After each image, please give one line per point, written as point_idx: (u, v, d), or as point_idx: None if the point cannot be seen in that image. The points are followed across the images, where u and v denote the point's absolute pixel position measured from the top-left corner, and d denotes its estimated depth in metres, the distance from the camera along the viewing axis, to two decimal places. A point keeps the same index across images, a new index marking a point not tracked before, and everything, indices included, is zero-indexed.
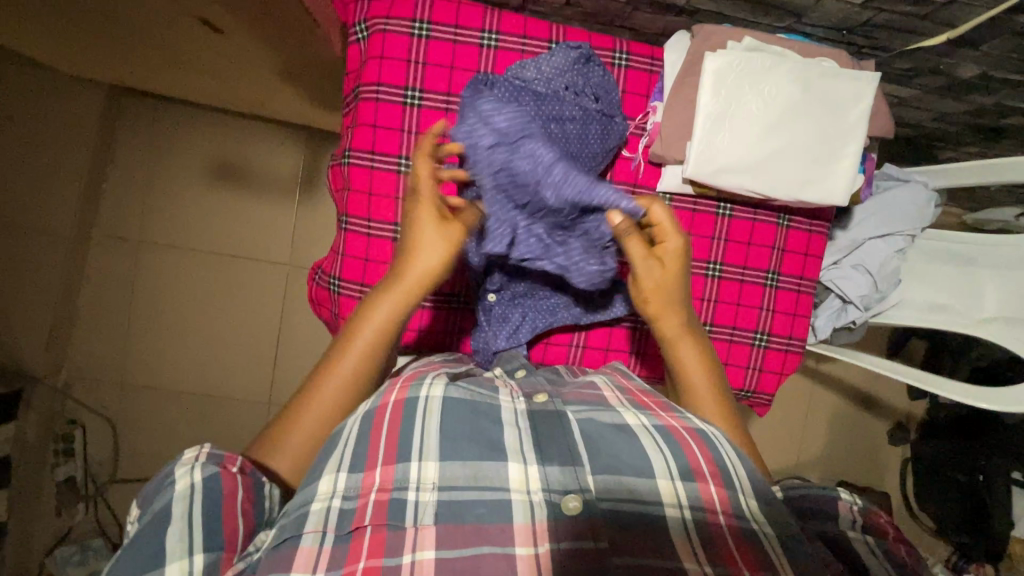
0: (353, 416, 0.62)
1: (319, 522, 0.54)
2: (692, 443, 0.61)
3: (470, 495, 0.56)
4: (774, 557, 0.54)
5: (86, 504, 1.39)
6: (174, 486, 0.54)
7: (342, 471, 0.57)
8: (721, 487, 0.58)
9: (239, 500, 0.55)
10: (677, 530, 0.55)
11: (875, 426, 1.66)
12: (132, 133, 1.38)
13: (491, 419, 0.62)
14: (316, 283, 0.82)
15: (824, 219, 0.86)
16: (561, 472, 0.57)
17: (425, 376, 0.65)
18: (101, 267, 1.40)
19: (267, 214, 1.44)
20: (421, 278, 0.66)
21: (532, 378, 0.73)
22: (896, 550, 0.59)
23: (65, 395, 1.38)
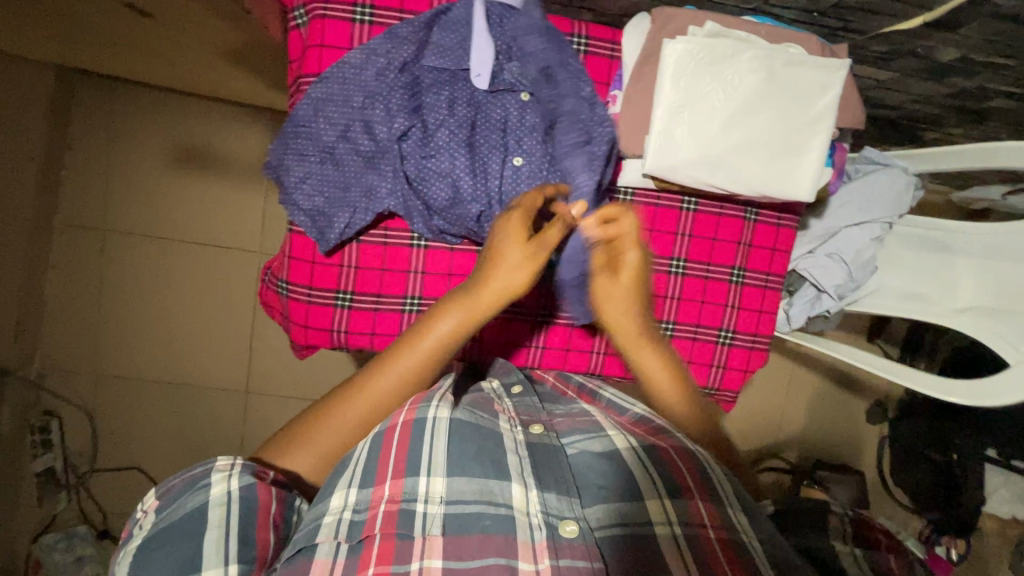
0: (365, 440, 0.62)
1: (330, 533, 0.53)
2: (682, 465, 0.61)
3: (473, 509, 0.55)
4: (764, 567, 0.53)
5: (69, 493, 1.40)
6: (208, 492, 0.53)
7: (353, 487, 0.56)
8: (709, 504, 0.58)
9: (272, 513, 0.54)
10: (668, 544, 0.53)
11: (853, 405, 1.66)
12: (88, 116, 1.33)
13: (493, 443, 0.60)
14: (266, 285, 0.81)
15: (794, 212, 0.82)
16: (558, 499, 0.56)
17: (432, 397, 0.64)
18: (65, 256, 1.37)
19: (234, 198, 1.39)
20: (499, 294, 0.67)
21: (528, 401, 0.70)
22: None
23: (40, 386, 1.38)
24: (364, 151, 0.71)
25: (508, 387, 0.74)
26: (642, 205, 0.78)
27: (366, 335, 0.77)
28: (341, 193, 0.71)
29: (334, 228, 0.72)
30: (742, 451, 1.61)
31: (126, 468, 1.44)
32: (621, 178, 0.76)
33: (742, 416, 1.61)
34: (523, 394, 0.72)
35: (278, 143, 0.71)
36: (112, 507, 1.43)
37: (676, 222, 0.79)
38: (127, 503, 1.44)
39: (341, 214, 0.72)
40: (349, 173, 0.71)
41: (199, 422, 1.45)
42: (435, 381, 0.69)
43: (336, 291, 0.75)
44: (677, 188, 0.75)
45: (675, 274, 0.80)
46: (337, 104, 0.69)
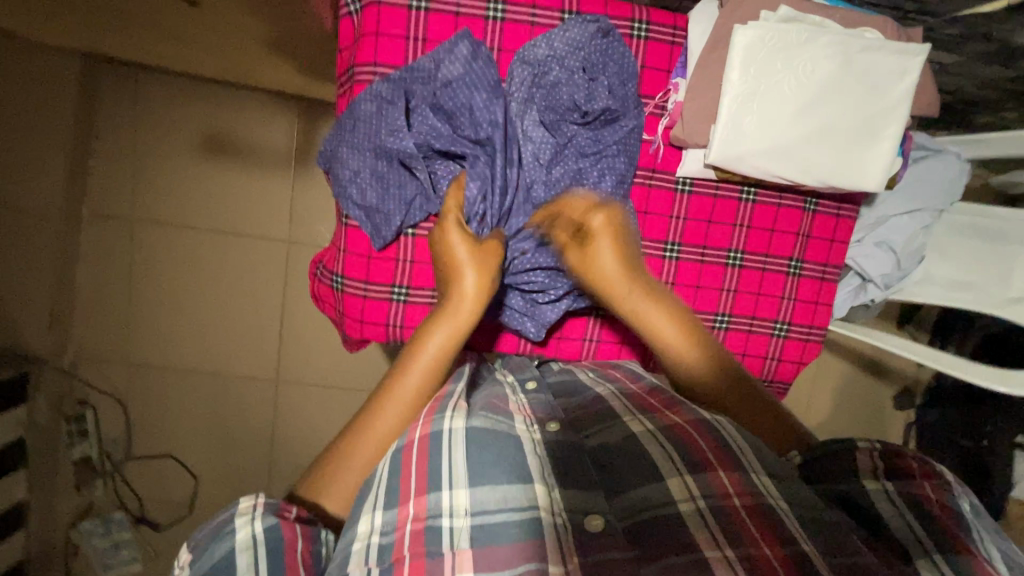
0: (383, 460, 0.59)
1: (360, 560, 0.49)
2: (700, 437, 0.58)
3: (499, 516, 0.51)
4: (799, 534, 0.48)
5: (104, 480, 1.42)
6: (233, 536, 0.49)
7: (378, 509, 0.53)
8: (731, 472, 0.54)
9: (299, 552, 0.50)
10: (696, 524, 0.49)
11: (878, 391, 1.65)
12: (114, 103, 1.30)
13: (512, 442, 0.57)
14: (318, 279, 0.82)
15: (854, 202, 0.81)
16: (582, 495, 0.53)
17: (446, 407, 0.62)
18: (93, 245, 1.36)
19: (263, 186, 1.38)
20: (465, 305, 0.68)
21: (542, 398, 0.69)
22: (922, 494, 0.52)
23: (73, 376, 1.39)
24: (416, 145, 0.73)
25: (523, 383, 0.74)
26: (700, 195, 0.78)
27: None
28: (394, 186, 0.73)
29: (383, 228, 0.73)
30: None
31: (158, 456, 1.45)
32: (681, 168, 0.76)
33: None
34: (538, 391, 0.71)
35: (335, 134, 0.74)
36: (147, 494, 1.45)
37: (735, 214, 0.79)
38: (161, 490, 1.46)
39: (394, 209, 0.74)
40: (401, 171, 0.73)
41: (229, 410, 1.45)
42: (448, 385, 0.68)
43: (392, 284, 0.76)
44: (737, 178, 0.75)
45: (733, 266, 0.80)
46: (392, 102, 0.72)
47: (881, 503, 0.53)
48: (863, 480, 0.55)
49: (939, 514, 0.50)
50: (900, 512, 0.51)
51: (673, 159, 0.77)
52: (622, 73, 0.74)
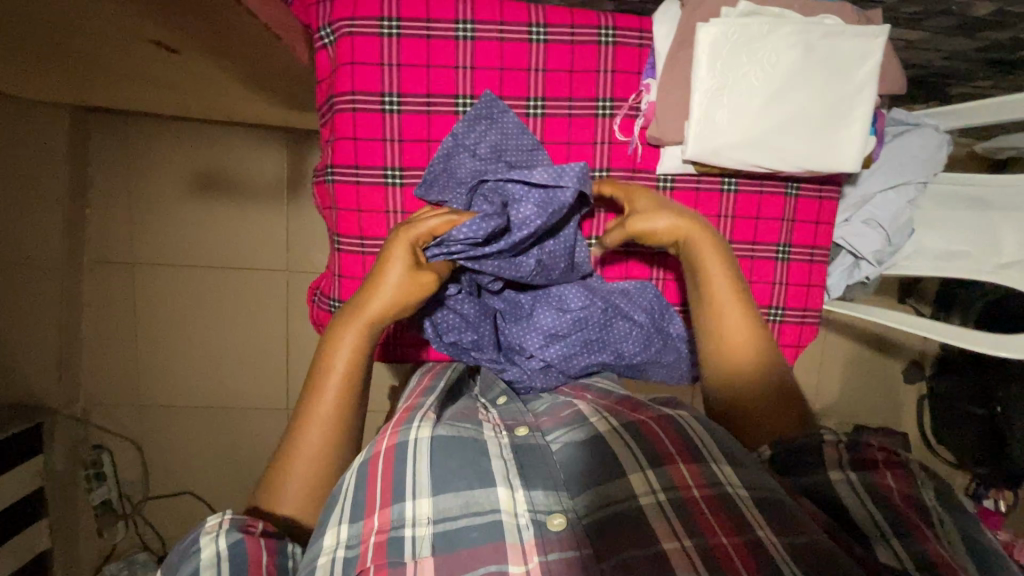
0: (351, 468, 0.64)
1: (326, 574, 0.53)
2: (663, 433, 0.64)
3: (462, 523, 0.56)
4: (753, 517, 0.54)
5: (125, 522, 1.44)
6: (199, 556, 0.53)
7: (344, 522, 0.57)
8: (691, 466, 0.59)
9: (264, 562, 0.54)
10: (656, 517, 0.55)
11: (889, 367, 1.64)
12: (106, 152, 1.34)
13: (479, 451, 0.63)
14: (316, 305, 0.85)
15: (836, 183, 0.82)
16: (546, 495, 0.58)
17: (414, 417, 0.67)
18: (96, 292, 1.39)
19: (256, 220, 1.40)
20: (378, 310, 0.70)
21: (514, 406, 0.74)
22: (884, 483, 0.57)
23: (86, 423, 1.41)
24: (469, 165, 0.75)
25: (493, 398, 0.77)
26: (682, 191, 0.79)
27: None
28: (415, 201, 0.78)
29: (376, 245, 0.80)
30: None
31: (175, 494, 1.47)
32: (660, 166, 0.78)
33: None
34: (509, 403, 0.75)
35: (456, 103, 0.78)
36: (168, 532, 1.47)
37: (718, 205, 0.80)
38: (181, 527, 1.47)
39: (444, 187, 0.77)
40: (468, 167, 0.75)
41: (241, 443, 1.47)
42: (420, 400, 0.73)
43: None
44: (716, 170, 0.76)
45: None
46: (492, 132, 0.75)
47: (842, 491, 0.58)
48: (829, 471, 0.60)
49: (900, 502, 0.55)
50: (861, 499, 0.57)
51: (651, 158, 0.79)
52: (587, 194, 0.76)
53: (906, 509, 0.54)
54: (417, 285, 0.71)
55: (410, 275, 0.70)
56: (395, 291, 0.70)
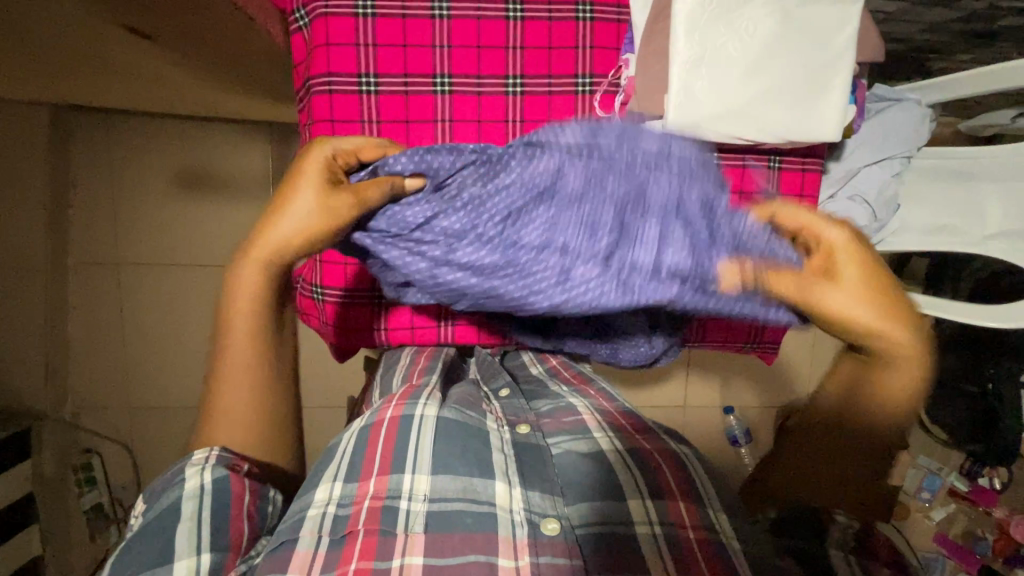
0: (349, 434, 0.68)
1: (314, 526, 0.56)
2: (665, 466, 0.66)
3: (457, 506, 0.59)
4: (741, 565, 0.55)
5: (117, 526, 1.42)
6: (183, 485, 0.56)
7: (338, 480, 0.61)
8: (689, 505, 0.61)
9: (245, 504, 0.58)
10: (649, 548, 0.57)
11: None
12: (86, 151, 1.31)
13: (482, 441, 0.66)
14: (298, 292, 0.89)
15: (817, 155, 0.82)
16: (542, 497, 0.61)
17: (420, 395, 0.70)
18: (81, 294, 1.36)
19: (243, 216, 1.38)
20: (278, 243, 0.59)
21: (514, 403, 0.77)
22: (878, 570, 0.56)
23: (75, 426, 1.39)
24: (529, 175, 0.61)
25: (495, 391, 0.81)
26: None
27: (402, 328, 0.90)
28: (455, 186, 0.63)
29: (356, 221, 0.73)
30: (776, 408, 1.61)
31: None
32: None
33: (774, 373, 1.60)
34: (510, 397, 0.79)
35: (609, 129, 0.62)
36: None
37: None
38: None
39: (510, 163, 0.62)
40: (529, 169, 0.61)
41: None
42: (421, 380, 0.77)
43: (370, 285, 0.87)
44: None
45: None
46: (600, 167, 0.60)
47: (837, 565, 0.56)
48: (827, 546, 0.59)
49: None
50: (852, 570, 0.55)
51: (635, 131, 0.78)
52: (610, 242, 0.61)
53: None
54: (331, 205, 0.57)
55: (320, 198, 0.58)
56: (306, 214, 0.58)
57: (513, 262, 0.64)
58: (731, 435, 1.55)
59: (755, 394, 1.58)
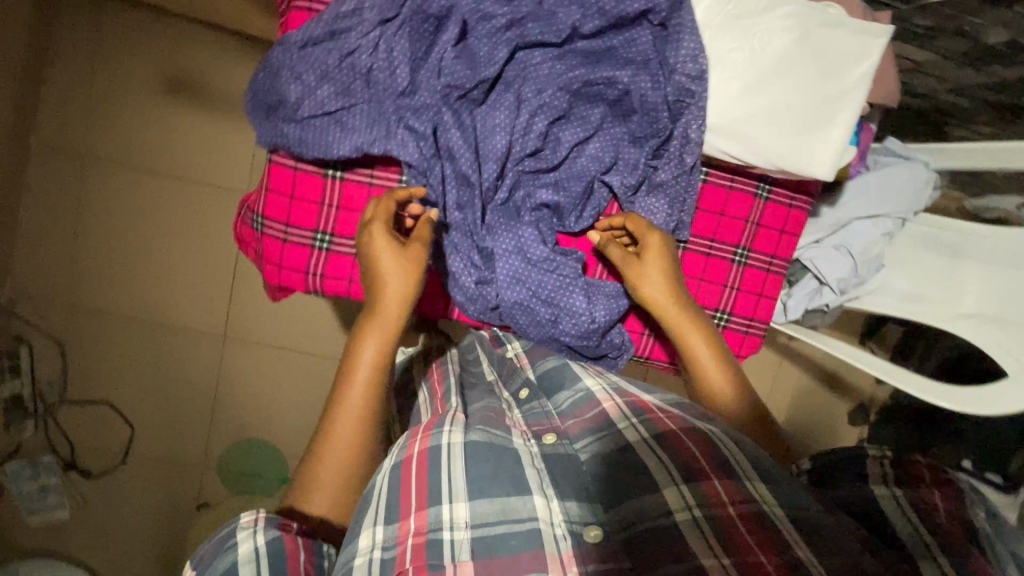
0: (382, 470, 0.65)
1: (364, 573, 0.55)
2: (690, 443, 0.61)
3: (500, 529, 0.57)
4: (793, 540, 0.52)
5: (35, 422, 1.37)
6: (237, 550, 0.55)
7: (380, 523, 0.59)
8: (725, 481, 0.57)
9: (301, 561, 0.56)
10: (694, 533, 0.53)
11: (837, 407, 1.63)
12: (75, 30, 1.24)
13: (514, 459, 0.62)
14: (241, 219, 0.79)
15: (807, 194, 0.80)
16: (579, 507, 0.59)
17: (444, 423, 0.67)
18: (40, 176, 1.29)
19: (226, 134, 1.32)
20: (397, 303, 0.70)
21: (536, 408, 0.72)
22: (932, 502, 0.61)
23: (9, 312, 1.33)
24: (479, 60, 0.70)
25: (515, 395, 0.76)
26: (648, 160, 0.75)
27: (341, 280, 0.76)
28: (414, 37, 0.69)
29: (287, 88, 0.69)
30: None
31: (95, 403, 1.40)
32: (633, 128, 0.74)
33: None
34: (531, 400, 0.74)
35: (557, 63, 0.72)
36: (80, 441, 1.40)
37: None
38: (95, 438, 1.41)
39: (480, 48, 0.69)
40: (481, 55, 0.69)
41: (173, 363, 1.41)
42: (446, 405, 0.75)
43: (314, 230, 0.74)
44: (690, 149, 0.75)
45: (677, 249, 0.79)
46: (542, 76, 0.72)
47: (887, 505, 0.62)
48: (874, 488, 0.64)
49: (943, 519, 0.58)
50: (904, 513, 0.60)
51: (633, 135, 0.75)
52: (544, 107, 0.72)
53: (955, 531, 0.57)
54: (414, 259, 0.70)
55: (399, 259, 0.69)
56: (401, 277, 0.70)
57: (438, 99, 0.70)
58: None
59: None
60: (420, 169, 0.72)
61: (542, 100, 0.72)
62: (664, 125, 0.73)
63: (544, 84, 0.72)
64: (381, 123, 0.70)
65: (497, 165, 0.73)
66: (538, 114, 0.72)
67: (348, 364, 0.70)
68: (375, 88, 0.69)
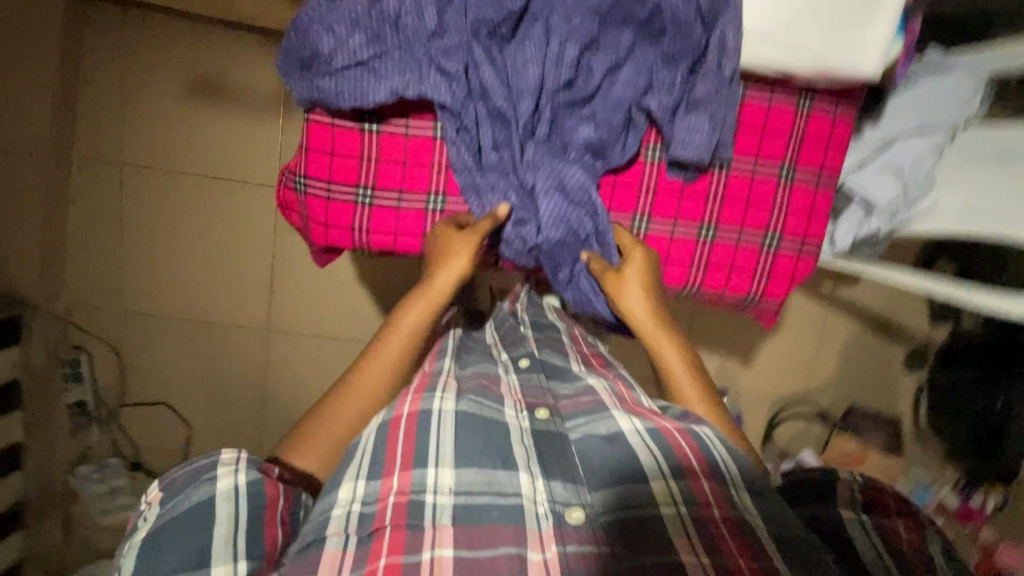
0: (368, 429, 0.70)
1: (340, 526, 0.60)
2: (682, 441, 0.66)
3: (485, 499, 0.63)
4: (767, 545, 0.59)
5: (99, 426, 1.43)
6: (215, 483, 0.61)
7: (361, 479, 0.63)
8: (712, 484, 0.64)
9: (278, 508, 0.62)
10: (674, 528, 0.61)
11: (890, 353, 1.57)
12: (103, 45, 1.29)
13: (505, 436, 0.68)
14: (283, 183, 0.86)
15: (851, 103, 0.81)
16: (564, 488, 0.65)
17: (436, 388, 0.71)
18: (83, 190, 1.35)
19: (251, 130, 1.35)
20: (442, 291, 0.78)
21: (533, 380, 0.79)
22: (895, 534, 0.71)
23: (66, 322, 1.39)
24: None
25: (516, 361, 0.83)
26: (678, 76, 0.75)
27: (384, 231, 0.84)
28: None
29: (320, 40, 0.72)
30: (771, 398, 1.57)
31: (151, 404, 1.45)
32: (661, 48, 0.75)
33: (775, 362, 1.55)
34: (531, 370, 0.81)
35: None
36: (142, 441, 1.47)
37: None
38: (155, 437, 1.47)
39: None
40: None
41: (221, 360, 1.45)
42: (437, 362, 0.79)
43: (356, 184, 0.81)
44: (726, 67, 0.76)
45: (720, 174, 0.83)
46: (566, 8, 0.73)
47: (854, 531, 0.71)
48: (839, 509, 0.74)
49: (904, 550, 0.68)
50: (868, 537, 0.70)
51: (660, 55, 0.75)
52: (571, 36, 0.73)
53: (915, 560, 0.67)
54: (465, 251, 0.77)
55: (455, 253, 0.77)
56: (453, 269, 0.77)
57: (468, 42, 0.74)
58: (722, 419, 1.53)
59: (751, 380, 1.55)
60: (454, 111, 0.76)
61: (568, 31, 0.73)
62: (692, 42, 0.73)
63: (569, 15, 0.73)
64: (414, 69, 0.74)
65: (530, 101, 0.76)
66: (568, 45, 0.74)
67: (381, 337, 0.77)
68: (407, 36, 0.73)
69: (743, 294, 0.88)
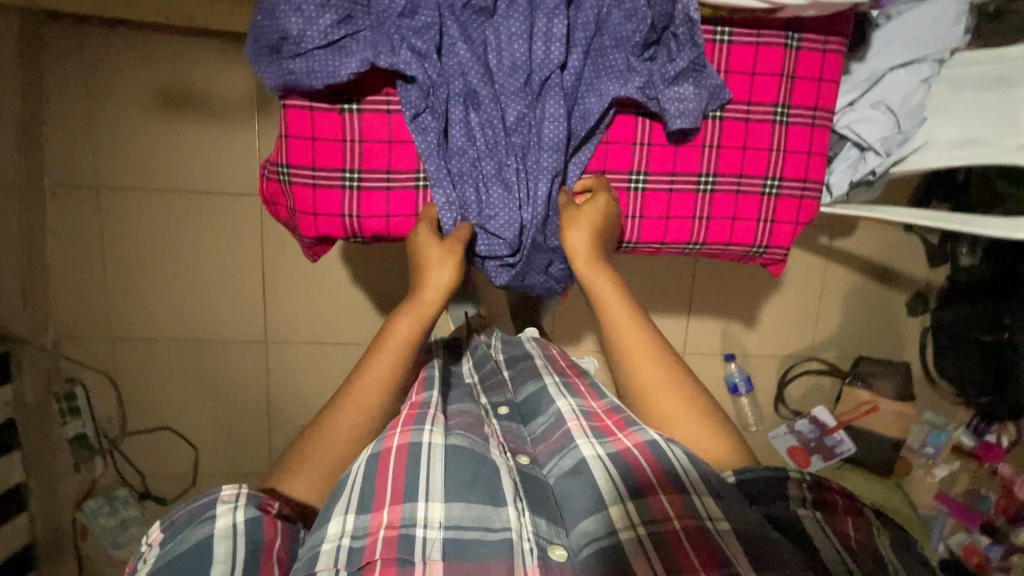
0: (358, 462, 0.65)
1: (330, 561, 0.54)
2: (642, 461, 0.64)
3: (472, 535, 0.58)
4: (734, 553, 0.55)
5: (103, 458, 1.40)
6: (214, 523, 0.57)
7: (350, 513, 0.58)
8: (674, 497, 0.61)
9: (277, 548, 0.59)
10: (634, 549, 0.57)
11: (892, 299, 1.57)
12: (63, 65, 1.24)
13: (491, 467, 0.65)
14: (266, 177, 0.83)
15: (840, 34, 0.80)
16: (548, 526, 0.62)
17: (425, 420, 0.68)
18: (59, 217, 1.31)
19: (227, 138, 1.31)
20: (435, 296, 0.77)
21: (512, 428, 0.79)
22: None
23: (57, 354, 1.36)
24: None
25: (495, 406, 0.83)
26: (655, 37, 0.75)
27: (376, 215, 0.81)
28: None
29: (288, 21, 0.70)
30: (779, 356, 1.57)
31: (153, 430, 1.42)
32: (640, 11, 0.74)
33: (779, 320, 1.54)
34: (509, 418, 0.81)
35: None
36: (148, 469, 1.44)
37: (710, 57, 0.79)
38: (162, 462, 1.44)
39: None
40: None
41: (221, 377, 1.42)
42: (423, 394, 0.75)
43: (342, 168, 0.79)
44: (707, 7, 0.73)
45: (714, 119, 0.81)
46: None
47: None
48: None
49: None
50: None
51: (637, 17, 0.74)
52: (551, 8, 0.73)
53: None
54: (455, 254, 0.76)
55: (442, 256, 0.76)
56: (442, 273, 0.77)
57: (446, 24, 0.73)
58: (730, 382, 1.52)
59: (756, 342, 1.55)
60: (424, 88, 0.74)
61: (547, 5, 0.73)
62: (668, 6, 0.74)
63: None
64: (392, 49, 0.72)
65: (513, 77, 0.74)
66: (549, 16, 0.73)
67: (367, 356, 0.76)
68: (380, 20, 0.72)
69: (748, 246, 0.86)
